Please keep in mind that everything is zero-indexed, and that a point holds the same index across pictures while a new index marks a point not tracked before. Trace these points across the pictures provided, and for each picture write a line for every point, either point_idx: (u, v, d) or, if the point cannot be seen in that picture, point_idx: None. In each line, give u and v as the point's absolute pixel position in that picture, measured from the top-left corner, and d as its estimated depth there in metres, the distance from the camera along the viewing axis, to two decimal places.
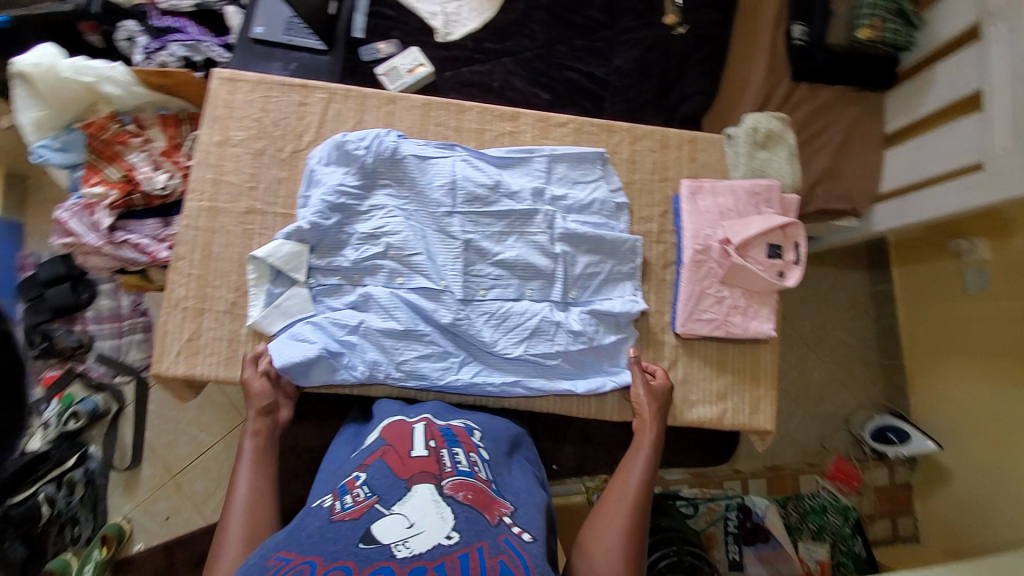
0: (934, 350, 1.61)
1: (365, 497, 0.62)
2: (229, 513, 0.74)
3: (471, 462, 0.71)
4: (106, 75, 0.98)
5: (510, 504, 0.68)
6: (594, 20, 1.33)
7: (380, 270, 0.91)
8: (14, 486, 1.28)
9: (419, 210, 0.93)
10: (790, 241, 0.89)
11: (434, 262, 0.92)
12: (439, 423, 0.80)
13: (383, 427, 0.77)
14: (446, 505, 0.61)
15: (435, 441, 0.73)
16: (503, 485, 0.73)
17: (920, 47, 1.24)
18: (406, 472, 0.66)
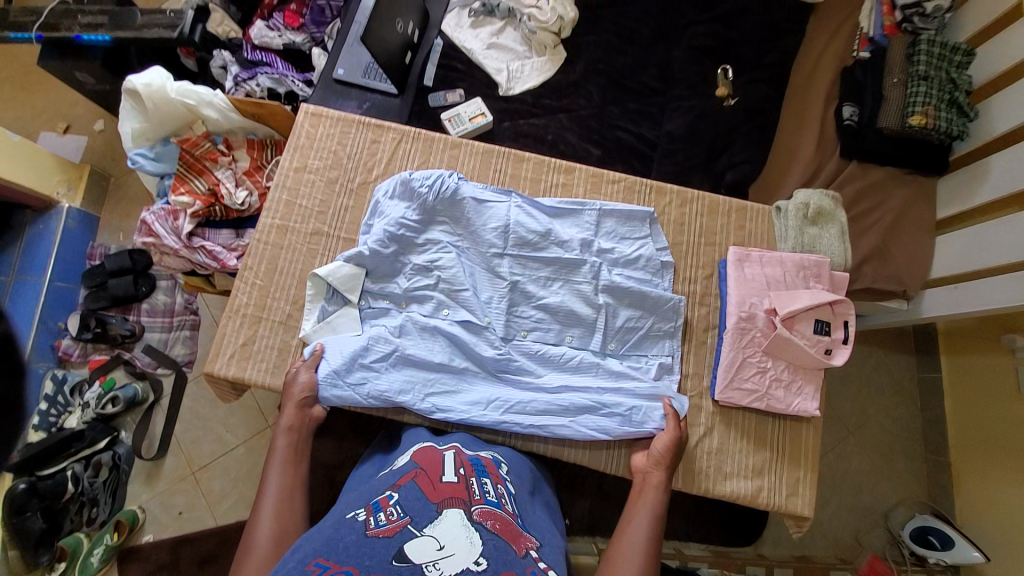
0: (986, 452, 1.50)
1: (398, 517, 0.60)
2: (258, 518, 0.74)
3: (498, 494, 0.69)
4: (207, 100, 1.06)
5: (536, 540, 0.66)
6: (648, 86, 1.40)
7: (428, 300, 0.94)
8: (48, 458, 1.42)
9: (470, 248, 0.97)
10: (839, 319, 0.88)
11: (479, 300, 0.94)
12: (468, 452, 0.79)
13: (412, 453, 0.76)
14: (475, 530, 0.59)
15: (464, 469, 0.72)
16: (528, 520, 0.70)
17: (970, 138, 1.26)
18: (436, 496, 0.64)
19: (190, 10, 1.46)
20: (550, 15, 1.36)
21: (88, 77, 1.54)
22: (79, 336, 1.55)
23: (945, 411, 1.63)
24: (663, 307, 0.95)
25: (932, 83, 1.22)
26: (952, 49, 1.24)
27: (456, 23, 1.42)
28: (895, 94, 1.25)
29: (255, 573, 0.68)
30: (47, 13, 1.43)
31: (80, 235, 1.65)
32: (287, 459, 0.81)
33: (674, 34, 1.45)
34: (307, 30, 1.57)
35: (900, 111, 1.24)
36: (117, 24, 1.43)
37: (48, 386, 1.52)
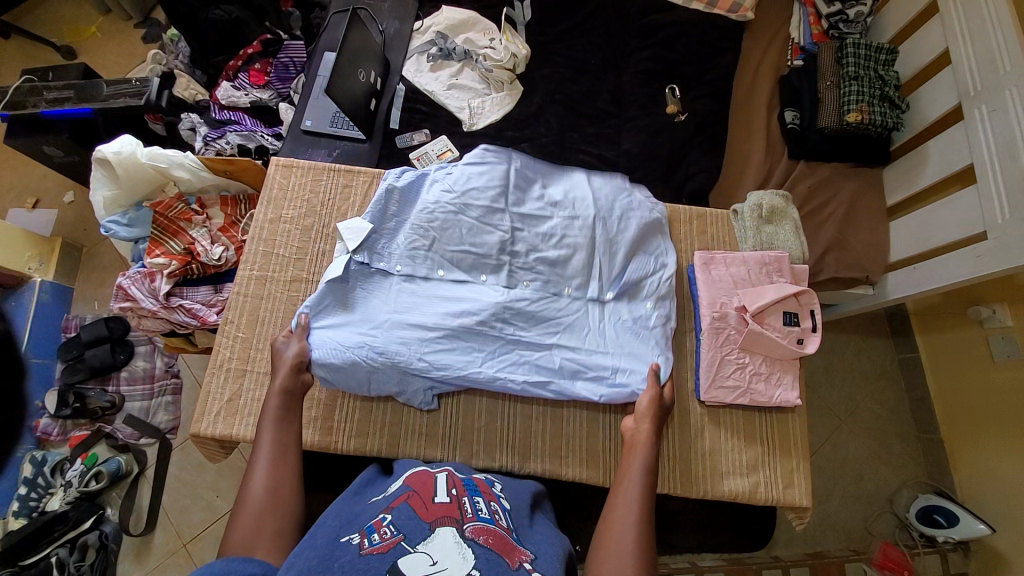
0: (975, 425, 1.54)
1: (391, 535, 0.60)
2: (254, 464, 0.73)
3: (491, 511, 0.69)
4: (178, 162, 1.05)
5: (530, 553, 0.65)
6: (603, 110, 1.48)
7: (421, 265, 0.95)
8: (29, 547, 1.33)
9: (474, 253, 0.96)
10: (805, 309, 0.91)
11: (475, 290, 0.94)
12: (460, 474, 0.79)
13: (406, 475, 0.76)
14: (468, 547, 0.59)
15: (456, 490, 0.72)
16: (524, 535, 0.69)
17: (907, 127, 1.35)
18: (430, 516, 0.63)
19: (155, 78, 1.53)
20: (503, 53, 1.46)
21: (56, 150, 1.55)
22: (58, 413, 1.50)
23: (929, 389, 1.68)
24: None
25: (862, 82, 1.32)
26: (875, 49, 1.35)
27: (416, 68, 1.50)
28: (830, 95, 1.35)
29: (251, 527, 0.66)
30: (12, 93, 1.46)
31: (53, 308, 1.63)
32: (279, 416, 0.79)
33: (622, 61, 1.55)
34: (272, 86, 1.63)
35: (837, 110, 1.34)
36: (84, 97, 1.47)
37: (27, 469, 1.45)
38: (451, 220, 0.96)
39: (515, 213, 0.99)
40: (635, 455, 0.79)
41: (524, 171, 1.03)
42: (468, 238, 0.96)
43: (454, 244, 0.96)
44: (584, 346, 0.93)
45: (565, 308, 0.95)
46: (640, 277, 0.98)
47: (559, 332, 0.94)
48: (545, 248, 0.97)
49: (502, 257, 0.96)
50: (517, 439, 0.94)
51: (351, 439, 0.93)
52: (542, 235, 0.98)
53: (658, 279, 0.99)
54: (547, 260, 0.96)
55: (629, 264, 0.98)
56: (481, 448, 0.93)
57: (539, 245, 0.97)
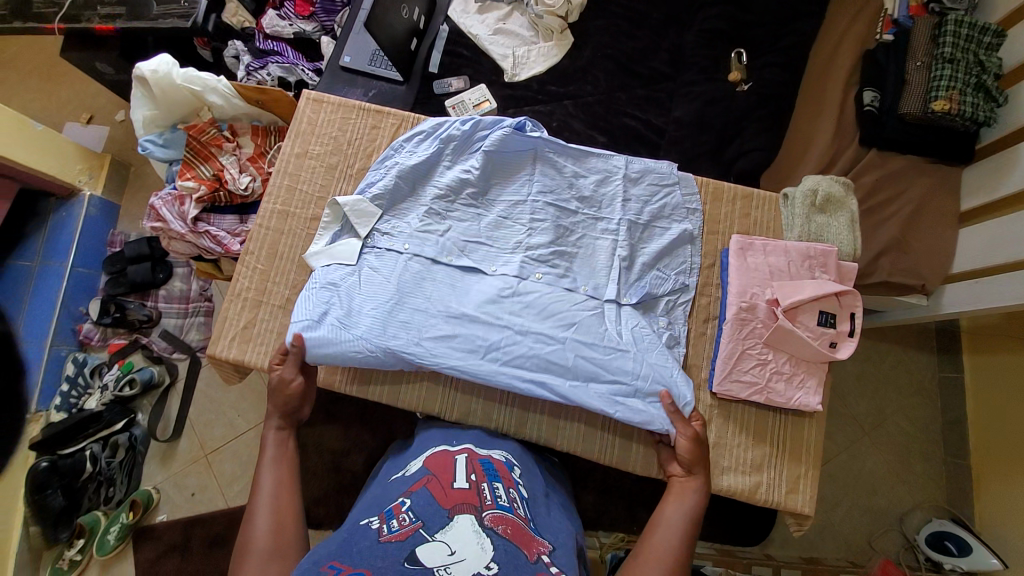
0: (1010, 459, 1.43)
1: (410, 521, 0.63)
2: (256, 496, 0.78)
3: (510, 498, 0.72)
4: (211, 86, 1.00)
5: (549, 543, 0.68)
6: (657, 71, 1.36)
7: (433, 242, 0.94)
8: (67, 438, 1.49)
9: (488, 244, 0.95)
10: (845, 311, 0.83)
11: (485, 281, 0.92)
12: (481, 454, 0.82)
13: (427, 456, 0.80)
14: (486, 536, 0.61)
15: (476, 475, 0.74)
16: (543, 523, 0.72)
17: (1000, 124, 1.18)
18: (449, 502, 0.66)
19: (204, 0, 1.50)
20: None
21: (108, 68, 1.58)
22: (100, 320, 1.63)
23: (967, 413, 1.57)
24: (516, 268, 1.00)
25: (958, 66, 1.14)
26: (981, 29, 1.15)
27: (463, 8, 1.40)
28: (918, 78, 1.19)
29: (260, 562, 0.71)
30: (67, 5, 1.46)
31: (100, 222, 1.72)
32: (275, 458, 0.83)
33: (686, 17, 1.40)
34: (317, 18, 1.58)
35: (923, 95, 1.17)
36: (134, 15, 1.46)
37: (70, 367, 1.60)
38: (471, 211, 0.97)
39: (537, 204, 0.96)
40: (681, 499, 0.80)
41: (552, 157, 0.98)
42: (486, 232, 0.96)
43: (469, 233, 0.95)
44: (601, 344, 0.87)
45: (579, 304, 0.90)
46: (654, 293, 0.92)
47: (573, 326, 0.88)
48: (565, 244, 0.95)
49: (519, 249, 0.94)
50: (517, 406, 0.93)
51: (355, 379, 0.95)
52: (564, 231, 0.95)
53: (673, 299, 0.93)
54: (564, 256, 0.94)
55: (646, 276, 0.92)
56: (479, 407, 0.93)
57: (561, 239, 0.95)
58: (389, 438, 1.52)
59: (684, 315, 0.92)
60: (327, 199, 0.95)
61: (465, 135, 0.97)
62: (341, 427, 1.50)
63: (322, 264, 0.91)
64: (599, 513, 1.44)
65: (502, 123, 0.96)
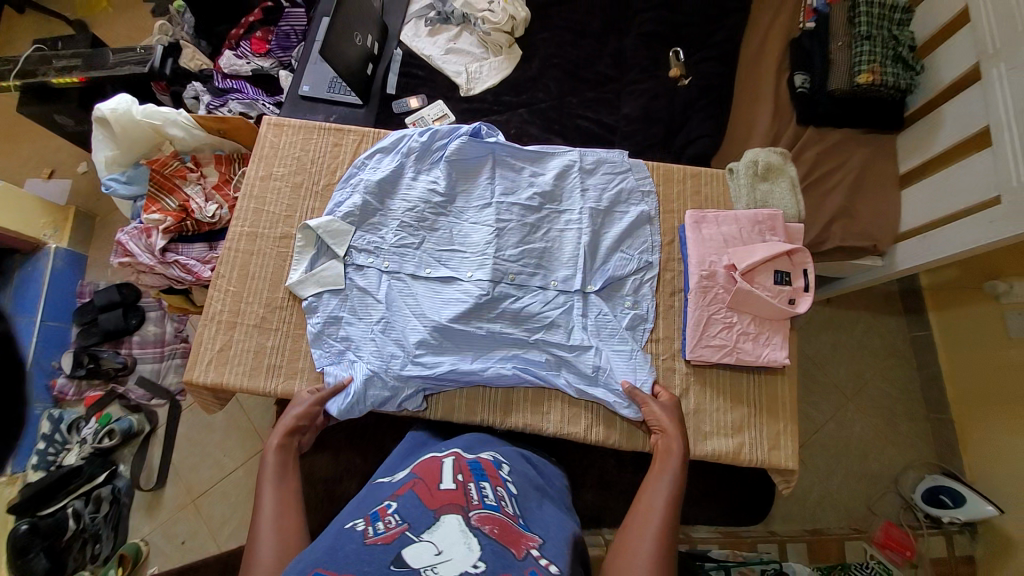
0: (986, 405, 1.50)
1: (396, 523, 0.61)
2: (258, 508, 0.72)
3: (497, 497, 0.72)
4: (172, 119, 1.02)
5: (539, 539, 0.69)
6: (603, 74, 1.44)
7: (409, 257, 0.97)
8: (47, 497, 1.44)
9: (462, 251, 0.97)
10: (798, 268, 0.88)
11: (462, 289, 0.94)
12: (468, 457, 0.81)
13: (415, 462, 0.79)
14: (474, 535, 0.61)
15: (463, 476, 0.74)
16: (533, 518, 0.73)
17: (923, 90, 1.29)
18: (435, 503, 0.66)
19: (159, 47, 1.54)
20: (501, 15, 1.40)
21: (66, 120, 1.59)
22: (72, 373, 1.61)
23: (940, 368, 1.64)
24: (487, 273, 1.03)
25: (876, 41, 1.25)
26: (891, 8, 1.28)
27: (414, 33, 1.47)
28: (841, 56, 1.29)
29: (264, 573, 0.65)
30: (22, 62, 1.48)
31: (68, 274, 1.73)
32: (278, 473, 0.78)
33: (624, 23, 1.49)
34: (273, 55, 1.64)
35: (848, 71, 1.27)
36: (91, 65, 1.49)
37: (45, 426, 1.57)
38: (441, 221, 1.00)
39: (502, 205, 0.99)
40: (667, 467, 0.78)
41: (508, 160, 1.02)
42: (457, 239, 0.98)
43: (442, 244, 0.98)
44: (568, 341, 0.92)
45: (551, 301, 0.94)
46: (620, 274, 0.96)
47: (546, 325, 0.93)
48: (533, 240, 0.97)
49: (489, 250, 0.96)
50: (499, 399, 0.94)
51: None
52: (529, 228, 0.98)
53: (639, 278, 0.96)
54: (533, 252, 0.96)
55: (611, 259, 0.96)
56: (462, 403, 0.93)
57: (528, 237, 0.98)
58: (380, 456, 1.50)
59: (651, 291, 0.96)
60: (297, 225, 0.98)
61: (424, 146, 1.01)
62: (331, 454, 1.48)
63: (310, 293, 0.93)
64: (599, 510, 1.45)
65: (459, 132, 1.01)
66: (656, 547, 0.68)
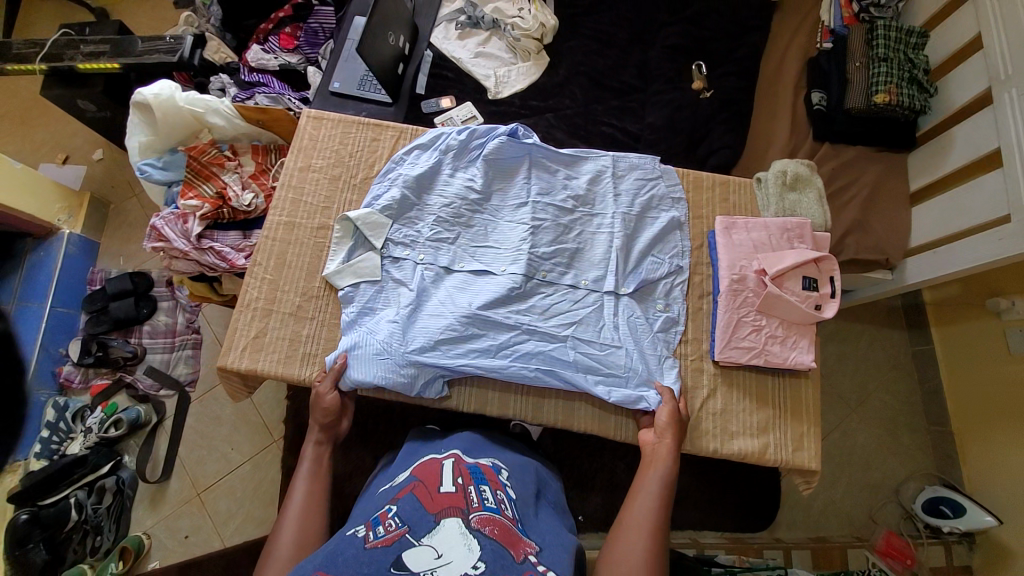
0: (986, 419, 1.54)
1: (396, 527, 0.65)
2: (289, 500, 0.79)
3: (497, 500, 0.75)
4: (213, 107, 1.04)
5: (537, 544, 0.71)
6: (627, 84, 1.48)
7: (443, 250, 0.98)
8: (50, 487, 1.43)
9: (496, 246, 0.99)
10: (825, 275, 0.91)
11: (495, 281, 0.95)
12: (468, 460, 0.85)
13: (416, 466, 0.83)
14: (473, 537, 0.64)
15: (462, 479, 0.77)
16: (531, 524, 0.76)
17: (935, 111, 1.34)
18: (435, 507, 0.69)
19: (189, 36, 1.56)
20: (531, 22, 1.45)
21: (89, 105, 1.58)
22: (82, 360, 1.60)
23: (942, 381, 1.68)
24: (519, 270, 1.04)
25: (892, 63, 1.30)
26: (907, 32, 1.33)
27: (444, 36, 1.51)
28: (858, 77, 1.33)
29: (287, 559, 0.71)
30: (49, 46, 1.48)
31: (80, 260, 1.71)
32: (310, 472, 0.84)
33: (649, 36, 1.54)
34: (301, 51, 1.67)
35: (865, 91, 1.32)
36: (119, 52, 1.49)
37: (50, 413, 1.55)
38: (476, 217, 1.01)
39: (539, 204, 1.01)
40: (655, 469, 0.82)
41: (544, 161, 1.04)
42: (491, 235, 1.00)
43: (476, 239, 1.00)
44: (597, 339, 0.92)
45: (580, 300, 0.96)
46: (653, 277, 0.98)
47: (575, 324, 0.93)
48: (565, 240, 0.99)
49: (522, 246, 0.97)
50: (531, 395, 0.95)
51: None
52: (562, 228, 1.00)
53: (671, 282, 0.99)
54: (566, 250, 0.98)
55: (643, 262, 0.98)
56: (495, 397, 0.95)
57: (561, 237, 1.00)
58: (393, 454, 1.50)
59: (681, 292, 0.98)
60: (335, 216, 0.98)
61: (462, 144, 1.03)
62: (342, 450, 1.48)
63: (347, 283, 0.94)
64: (609, 512, 1.46)
65: (496, 132, 1.04)
66: (650, 540, 0.73)
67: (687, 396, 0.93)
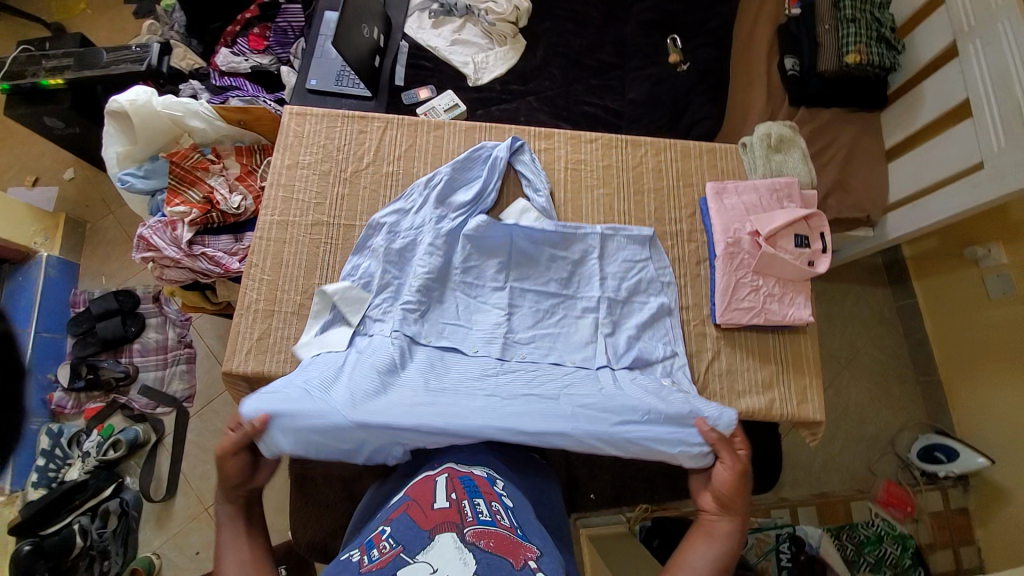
0: (972, 364, 1.61)
1: (390, 549, 0.62)
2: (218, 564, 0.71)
3: (494, 512, 0.70)
4: (193, 110, 1.00)
5: (538, 551, 0.66)
6: (606, 62, 1.48)
7: (410, 325, 0.88)
8: (51, 515, 1.39)
9: (467, 327, 0.92)
10: (815, 232, 0.93)
11: (466, 360, 0.87)
12: (461, 473, 0.78)
13: (410, 484, 0.77)
14: (468, 551, 0.59)
15: (457, 493, 0.72)
16: (531, 533, 0.70)
17: (904, 68, 1.38)
18: (428, 524, 0.65)
19: (156, 43, 1.51)
20: (505, 6, 1.46)
21: (56, 122, 1.53)
22: (72, 385, 1.56)
23: (927, 331, 1.75)
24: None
25: (860, 24, 1.33)
26: None
27: (418, 25, 1.49)
28: (828, 39, 1.36)
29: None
30: (9, 64, 1.45)
31: (61, 283, 1.66)
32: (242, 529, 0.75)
33: (623, 13, 1.54)
34: (272, 51, 1.64)
35: (836, 53, 1.35)
36: (83, 65, 1.45)
37: (44, 441, 1.51)
38: (449, 300, 0.94)
39: (517, 290, 0.95)
40: (711, 540, 0.74)
41: (526, 247, 0.97)
42: (463, 314, 0.93)
43: (447, 318, 0.92)
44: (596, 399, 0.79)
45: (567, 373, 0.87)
46: (647, 359, 0.91)
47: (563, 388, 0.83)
48: (544, 324, 0.94)
49: (500, 327, 0.91)
50: None
51: None
52: (543, 313, 0.95)
53: (667, 365, 0.92)
54: (545, 338, 0.92)
55: (635, 345, 0.92)
56: None
57: (541, 321, 0.94)
58: None
59: (679, 259, 1.00)
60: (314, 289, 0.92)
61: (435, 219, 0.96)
62: None
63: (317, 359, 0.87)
64: (620, 486, 1.49)
65: (478, 209, 0.98)
66: None
67: (692, 361, 0.95)
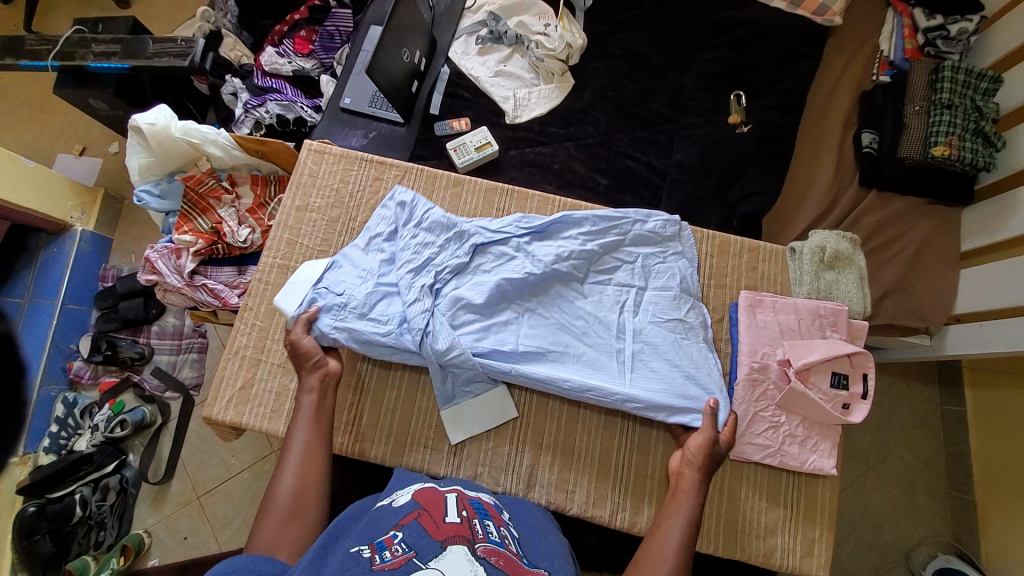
0: (1014, 496, 1.42)
1: (403, 551, 0.58)
2: (280, 474, 0.76)
3: (501, 535, 0.67)
4: (211, 139, 1.05)
5: (544, 569, 0.65)
6: (657, 113, 1.37)
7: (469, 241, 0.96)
8: (58, 481, 1.45)
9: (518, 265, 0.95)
10: (857, 372, 0.84)
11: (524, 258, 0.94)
12: (469, 494, 0.76)
13: (415, 490, 0.74)
14: (480, 565, 0.57)
15: (466, 511, 0.70)
16: (533, 553, 0.68)
17: (999, 168, 1.19)
18: (441, 535, 0.62)
19: (201, 40, 1.47)
20: (558, 42, 1.34)
21: (101, 104, 1.56)
22: (91, 358, 1.61)
23: (971, 447, 1.56)
24: (465, 416, 0.91)
25: (956, 111, 1.16)
26: (977, 75, 1.17)
27: (463, 50, 1.41)
28: (917, 121, 1.19)
29: (277, 528, 0.71)
30: (62, 43, 1.44)
31: (92, 257, 1.72)
32: (304, 452, 0.79)
33: (685, 59, 1.41)
34: (316, 56, 1.60)
35: (922, 140, 1.18)
36: (129, 53, 1.44)
37: (59, 409, 1.57)
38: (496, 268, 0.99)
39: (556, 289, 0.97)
40: (679, 504, 0.78)
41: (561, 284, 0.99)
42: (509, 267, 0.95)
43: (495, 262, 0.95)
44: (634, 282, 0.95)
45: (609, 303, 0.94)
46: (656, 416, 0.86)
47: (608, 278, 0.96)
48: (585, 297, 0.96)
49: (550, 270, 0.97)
50: (523, 467, 0.90)
51: (356, 442, 0.91)
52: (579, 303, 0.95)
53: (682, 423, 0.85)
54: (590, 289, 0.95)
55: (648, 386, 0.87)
56: (485, 471, 0.89)
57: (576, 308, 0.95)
58: None
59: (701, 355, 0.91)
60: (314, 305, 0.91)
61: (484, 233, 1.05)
62: None
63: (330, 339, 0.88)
64: None
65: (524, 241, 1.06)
66: None
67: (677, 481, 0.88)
